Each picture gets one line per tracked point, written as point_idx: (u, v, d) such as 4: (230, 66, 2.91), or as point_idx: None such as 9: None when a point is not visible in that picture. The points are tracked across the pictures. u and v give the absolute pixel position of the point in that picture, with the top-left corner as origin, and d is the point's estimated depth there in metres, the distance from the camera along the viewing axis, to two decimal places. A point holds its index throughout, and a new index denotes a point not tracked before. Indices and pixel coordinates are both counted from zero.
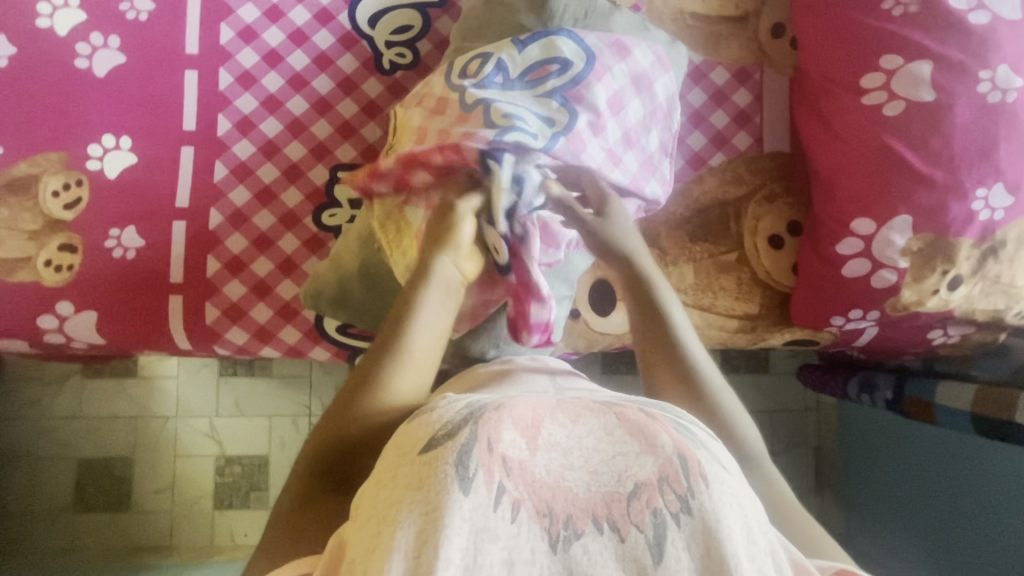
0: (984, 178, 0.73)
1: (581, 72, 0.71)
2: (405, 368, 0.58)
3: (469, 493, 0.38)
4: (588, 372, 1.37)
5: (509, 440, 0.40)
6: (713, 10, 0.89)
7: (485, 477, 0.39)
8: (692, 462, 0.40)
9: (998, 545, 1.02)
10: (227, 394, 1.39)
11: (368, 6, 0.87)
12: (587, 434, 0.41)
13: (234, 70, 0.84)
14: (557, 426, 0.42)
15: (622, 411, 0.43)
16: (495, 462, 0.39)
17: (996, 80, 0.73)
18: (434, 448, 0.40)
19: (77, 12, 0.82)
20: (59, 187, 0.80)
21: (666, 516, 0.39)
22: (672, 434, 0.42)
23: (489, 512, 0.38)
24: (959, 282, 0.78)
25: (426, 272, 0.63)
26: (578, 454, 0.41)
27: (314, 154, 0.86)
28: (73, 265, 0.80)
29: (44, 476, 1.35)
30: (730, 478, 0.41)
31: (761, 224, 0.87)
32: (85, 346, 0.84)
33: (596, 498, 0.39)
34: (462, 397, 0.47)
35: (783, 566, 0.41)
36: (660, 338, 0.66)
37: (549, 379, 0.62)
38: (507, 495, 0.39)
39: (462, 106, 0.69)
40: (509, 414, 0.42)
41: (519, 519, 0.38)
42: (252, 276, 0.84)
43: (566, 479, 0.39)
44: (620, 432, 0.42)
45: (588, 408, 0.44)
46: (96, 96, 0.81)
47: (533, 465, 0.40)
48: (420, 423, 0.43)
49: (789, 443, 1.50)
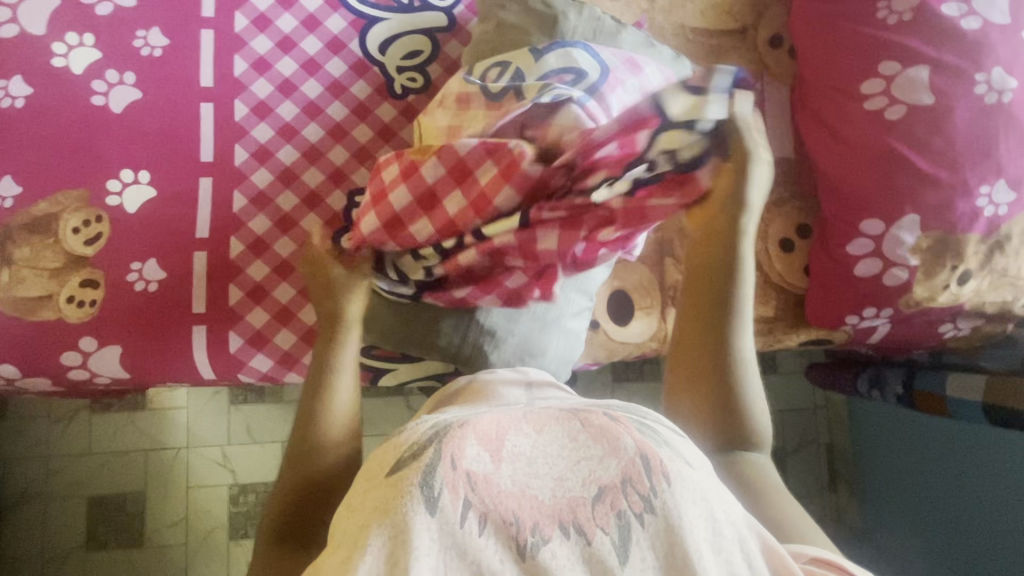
0: (986, 176, 0.76)
1: (599, 78, 0.74)
2: (335, 396, 0.64)
3: (436, 513, 0.40)
4: (601, 382, 1.38)
5: (473, 455, 0.42)
6: (712, 25, 0.93)
7: (451, 495, 0.41)
8: (654, 461, 0.43)
9: (1004, 525, 1.06)
10: (239, 422, 1.38)
11: (378, 33, 0.89)
12: (551, 442, 0.44)
13: (249, 101, 0.85)
14: (521, 437, 0.44)
15: (587, 418, 0.46)
16: (460, 479, 0.41)
17: (992, 82, 0.76)
18: (401, 469, 0.42)
19: (92, 50, 0.83)
20: (79, 224, 0.80)
21: (631, 517, 0.42)
22: (634, 436, 0.44)
23: (457, 528, 0.40)
24: (969, 277, 0.80)
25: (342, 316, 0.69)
26: (543, 462, 0.43)
27: (331, 180, 0.87)
28: (96, 300, 0.80)
29: (54, 515, 1.32)
30: (693, 473, 0.45)
31: (772, 228, 0.89)
32: (108, 381, 0.84)
33: (561, 504, 0.42)
34: (432, 415, 0.49)
35: (750, 553, 0.44)
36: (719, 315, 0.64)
37: (524, 390, 0.60)
38: (474, 509, 0.41)
39: (489, 97, 0.73)
40: (473, 430, 0.44)
41: (486, 531, 0.40)
42: (275, 303, 0.84)
43: (532, 487, 0.42)
44: (584, 437, 0.44)
45: (553, 417, 0.46)
46: (113, 132, 0.82)
47: (498, 476, 0.42)
48: (389, 446, 0.45)
49: (800, 441, 1.51)
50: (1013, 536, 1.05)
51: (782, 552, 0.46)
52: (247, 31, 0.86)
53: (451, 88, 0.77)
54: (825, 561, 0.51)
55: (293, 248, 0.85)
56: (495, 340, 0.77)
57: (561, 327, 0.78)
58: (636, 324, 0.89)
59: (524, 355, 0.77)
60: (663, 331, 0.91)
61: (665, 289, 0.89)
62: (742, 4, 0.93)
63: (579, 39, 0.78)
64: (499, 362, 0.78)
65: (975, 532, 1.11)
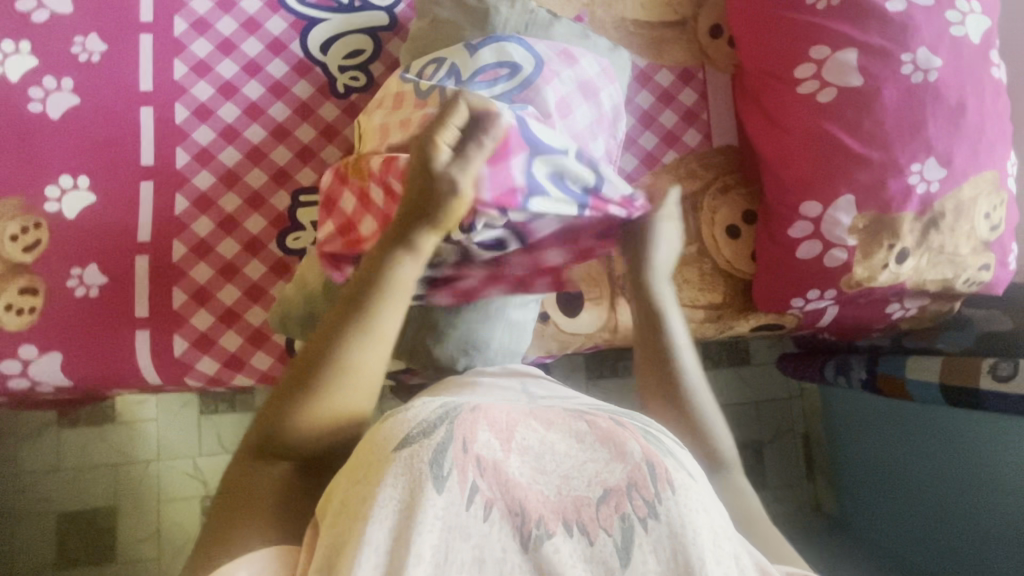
0: (916, 154, 0.77)
1: (531, 78, 0.74)
2: (369, 346, 0.58)
3: (443, 492, 0.42)
4: (573, 378, 1.38)
5: (483, 441, 0.44)
6: (652, 17, 0.94)
7: (459, 477, 0.42)
8: (660, 469, 0.44)
9: (988, 525, 1.02)
10: (209, 432, 1.37)
11: (318, 34, 0.89)
12: (559, 440, 0.45)
13: (189, 104, 0.85)
14: (530, 431, 0.46)
15: (593, 420, 0.47)
16: (470, 462, 0.43)
17: (917, 61, 0.77)
18: (410, 446, 0.44)
19: (29, 58, 0.83)
20: (17, 231, 0.80)
21: (634, 521, 0.42)
22: (640, 442, 0.45)
23: (462, 511, 0.42)
24: (907, 255, 0.80)
25: (406, 243, 0.59)
26: (551, 458, 0.44)
27: (274, 180, 0.87)
28: (35, 307, 0.80)
29: (21, 534, 1.30)
30: (696, 485, 0.45)
31: (718, 215, 0.90)
32: (52, 390, 0.82)
33: (566, 501, 0.43)
34: (438, 399, 0.50)
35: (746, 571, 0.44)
36: (658, 342, 0.75)
37: (521, 389, 0.63)
38: (480, 494, 0.42)
39: (418, 94, 0.72)
40: (484, 417, 0.46)
41: (490, 518, 0.42)
42: (220, 305, 0.84)
43: (537, 482, 0.43)
44: (591, 439, 0.45)
45: (559, 417, 0.48)
46: (51, 138, 0.82)
47: (506, 465, 0.43)
48: (396, 422, 0.46)
49: (777, 432, 1.52)
50: (993, 525, 1.01)
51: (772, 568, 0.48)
52: (186, 36, 0.86)
53: (390, 85, 0.77)
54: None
55: (237, 249, 0.85)
56: (437, 333, 0.77)
57: (505, 319, 0.78)
58: (585, 315, 0.89)
59: (468, 347, 0.77)
60: (613, 322, 0.90)
61: (614, 279, 0.90)
62: None
63: (513, 33, 0.79)
64: (443, 355, 0.78)
65: (955, 522, 1.09)
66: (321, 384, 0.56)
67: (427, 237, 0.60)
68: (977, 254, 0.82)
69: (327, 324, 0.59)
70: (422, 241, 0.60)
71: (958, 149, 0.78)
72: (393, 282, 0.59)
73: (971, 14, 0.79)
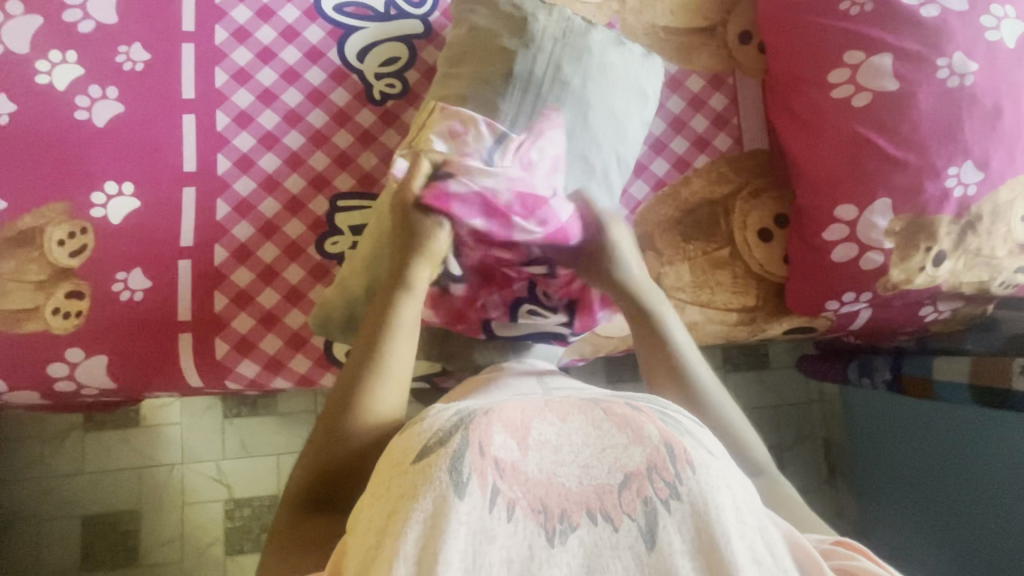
0: (953, 157, 0.78)
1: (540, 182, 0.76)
2: (383, 380, 0.62)
3: (465, 497, 0.42)
4: (593, 382, 1.39)
5: (499, 442, 0.45)
6: (682, 23, 0.95)
7: (479, 481, 0.43)
8: (679, 449, 0.45)
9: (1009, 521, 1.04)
10: (232, 435, 1.38)
11: (355, 42, 0.91)
12: (575, 431, 0.46)
13: (230, 111, 0.87)
14: (546, 425, 0.47)
15: (609, 407, 0.48)
16: (488, 465, 0.44)
17: (953, 66, 0.78)
18: (428, 455, 0.44)
19: (76, 67, 0.85)
20: (64, 236, 0.81)
21: (657, 504, 0.43)
22: (658, 425, 0.46)
23: (486, 514, 0.42)
24: (944, 258, 0.81)
25: (403, 282, 0.65)
26: (569, 449, 0.45)
27: (313, 186, 0.88)
28: (81, 311, 0.81)
29: (45, 537, 1.31)
30: (716, 462, 0.46)
31: (750, 219, 0.91)
32: (96, 392, 0.84)
33: (589, 491, 0.43)
34: (450, 406, 0.51)
35: (771, 542, 0.45)
36: (661, 350, 0.70)
37: (538, 380, 0.66)
38: (502, 495, 0.43)
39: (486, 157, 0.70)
40: (498, 418, 0.47)
41: (514, 517, 0.42)
42: (260, 308, 0.85)
43: (559, 474, 0.44)
44: (607, 426, 0.46)
45: (575, 407, 0.48)
46: (96, 145, 0.84)
47: (524, 464, 0.44)
48: (412, 434, 0.48)
49: (797, 437, 1.51)
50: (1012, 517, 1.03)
51: (805, 543, 0.48)
52: (227, 44, 0.88)
53: (472, 139, 0.71)
54: (846, 545, 0.54)
55: (278, 254, 0.86)
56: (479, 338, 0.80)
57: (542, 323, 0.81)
58: (619, 318, 0.90)
59: (507, 350, 0.79)
60: None
61: None
62: (710, 2, 0.95)
63: (549, 39, 0.78)
64: (483, 357, 0.80)
65: (983, 524, 1.09)
66: (347, 430, 0.59)
67: (422, 272, 0.66)
68: (1014, 256, 0.83)
69: (344, 373, 0.62)
70: (418, 277, 0.66)
71: (995, 152, 0.78)
72: (399, 321, 0.64)
73: (1005, 19, 0.80)
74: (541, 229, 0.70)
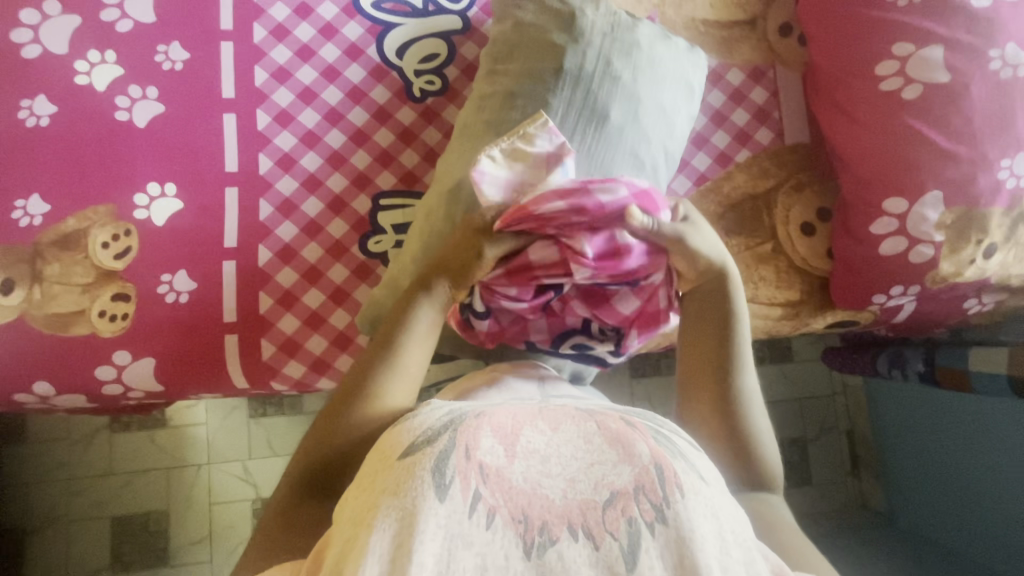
0: (1006, 149, 0.78)
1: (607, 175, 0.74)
2: (394, 382, 0.60)
3: (445, 500, 0.41)
4: (618, 378, 1.39)
5: (487, 446, 0.44)
6: (722, 16, 0.94)
7: (461, 484, 0.42)
8: (668, 472, 0.44)
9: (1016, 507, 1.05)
10: (259, 435, 1.37)
11: (394, 38, 0.90)
12: (565, 442, 0.45)
13: (270, 110, 0.86)
14: (536, 433, 0.45)
15: (602, 421, 0.47)
16: (472, 469, 0.42)
17: (1005, 57, 0.77)
18: (413, 453, 0.44)
19: (114, 67, 0.84)
20: (108, 239, 0.81)
21: (641, 525, 0.42)
22: (649, 443, 0.45)
23: (464, 519, 0.41)
24: (994, 250, 0.82)
25: (425, 290, 0.64)
26: (556, 461, 0.44)
27: (355, 184, 0.87)
28: (127, 313, 0.81)
29: (74, 539, 1.31)
30: (706, 488, 0.45)
31: (793, 213, 0.90)
32: (142, 395, 0.84)
33: (572, 505, 0.42)
34: (444, 404, 0.50)
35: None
36: (714, 346, 0.66)
37: (538, 388, 0.64)
38: (482, 501, 0.41)
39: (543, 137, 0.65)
40: (487, 422, 0.46)
41: (492, 525, 0.41)
42: (305, 309, 0.85)
43: (543, 485, 0.42)
44: (599, 440, 0.45)
45: (567, 417, 0.47)
46: (137, 146, 0.83)
47: (509, 472, 0.43)
48: (401, 431, 0.47)
49: (820, 430, 1.51)
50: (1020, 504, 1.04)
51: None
52: (266, 42, 0.87)
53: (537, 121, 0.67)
54: None
55: (323, 254, 0.86)
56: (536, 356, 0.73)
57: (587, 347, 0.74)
58: None
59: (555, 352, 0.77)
60: None
61: None
62: None
63: (596, 35, 0.77)
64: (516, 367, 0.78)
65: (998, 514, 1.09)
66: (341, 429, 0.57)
67: (444, 284, 0.64)
68: None
69: (353, 372, 0.61)
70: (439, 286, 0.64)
71: None
72: (418, 326, 0.62)
73: None
74: (630, 193, 0.61)
